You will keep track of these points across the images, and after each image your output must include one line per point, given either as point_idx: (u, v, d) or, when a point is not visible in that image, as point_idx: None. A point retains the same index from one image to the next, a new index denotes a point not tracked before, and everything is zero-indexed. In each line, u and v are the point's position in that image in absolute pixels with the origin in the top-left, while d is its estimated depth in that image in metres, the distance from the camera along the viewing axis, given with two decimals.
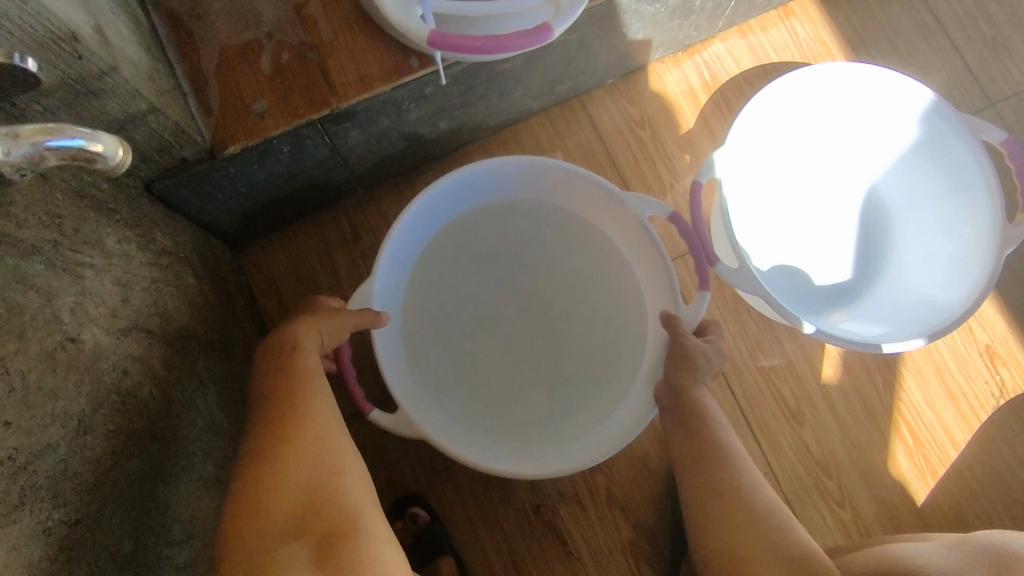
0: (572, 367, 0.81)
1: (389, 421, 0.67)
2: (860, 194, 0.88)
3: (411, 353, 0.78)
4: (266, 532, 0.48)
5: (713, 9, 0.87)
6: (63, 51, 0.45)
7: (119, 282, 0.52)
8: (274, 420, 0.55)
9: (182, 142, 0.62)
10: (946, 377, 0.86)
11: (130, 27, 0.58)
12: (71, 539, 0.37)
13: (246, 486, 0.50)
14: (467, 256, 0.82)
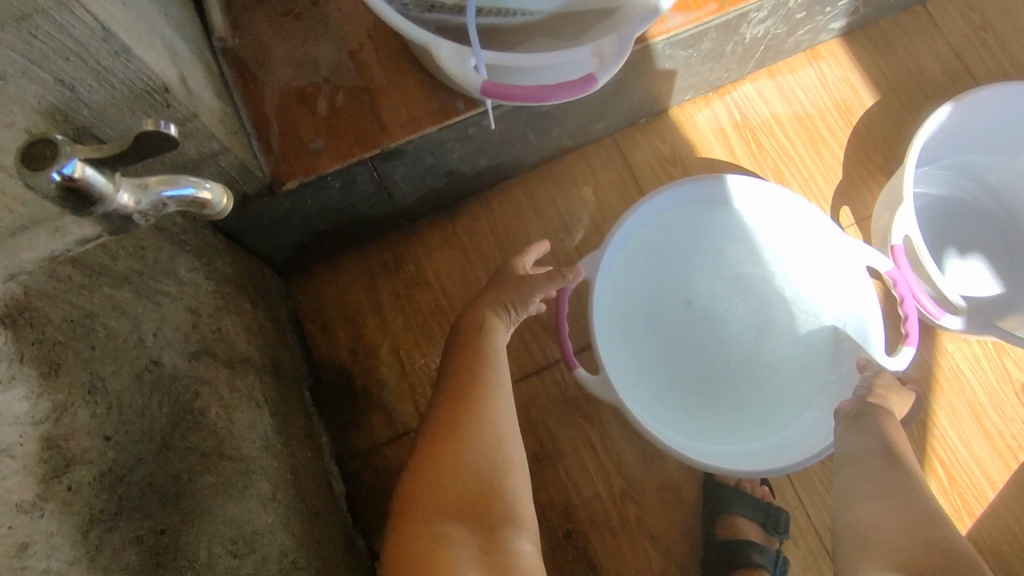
0: (752, 375, 0.85)
1: (596, 378, 0.74)
2: (983, 211, 0.93)
3: (623, 386, 0.83)
4: (439, 506, 0.53)
5: (743, 52, 0.90)
6: (153, 100, 0.50)
7: (190, 309, 0.56)
8: (460, 400, 0.61)
9: (245, 178, 0.67)
10: (981, 415, 0.86)
11: (205, 75, 0.63)
12: (159, 547, 0.40)
13: (428, 462, 0.56)
14: (641, 282, 0.87)
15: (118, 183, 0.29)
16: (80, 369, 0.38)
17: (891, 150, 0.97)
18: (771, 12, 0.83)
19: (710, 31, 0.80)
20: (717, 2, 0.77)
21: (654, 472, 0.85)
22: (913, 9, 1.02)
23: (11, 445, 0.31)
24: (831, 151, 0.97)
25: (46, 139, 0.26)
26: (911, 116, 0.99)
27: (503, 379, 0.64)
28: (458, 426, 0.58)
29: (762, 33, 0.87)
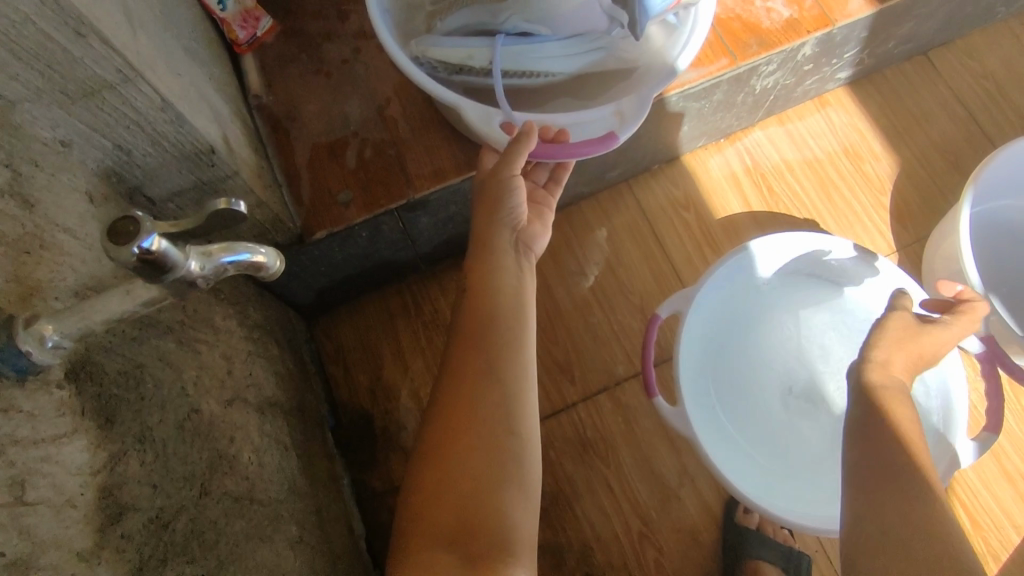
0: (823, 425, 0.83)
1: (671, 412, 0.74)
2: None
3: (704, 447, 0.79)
4: (436, 476, 0.51)
5: (753, 102, 0.93)
6: (200, 161, 0.54)
7: (226, 356, 0.59)
8: (461, 359, 0.56)
9: (278, 229, 0.70)
10: (1002, 458, 0.86)
11: (243, 133, 0.67)
12: None
13: (432, 426, 0.54)
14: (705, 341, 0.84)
15: (187, 253, 0.31)
16: (132, 420, 0.40)
17: (901, 194, 0.99)
18: (779, 65, 0.86)
19: (721, 84, 0.83)
20: (728, 57, 0.81)
21: (673, 516, 0.85)
22: (917, 58, 1.05)
23: (74, 495, 0.33)
24: (842, 195, 1.00)
25: (129, 219, 0.28)
26: (920, 160, 1.01)
27: (504, 329, 0.58)
28: (463, 380, 0.55)
29: (772, 84, 0.90)
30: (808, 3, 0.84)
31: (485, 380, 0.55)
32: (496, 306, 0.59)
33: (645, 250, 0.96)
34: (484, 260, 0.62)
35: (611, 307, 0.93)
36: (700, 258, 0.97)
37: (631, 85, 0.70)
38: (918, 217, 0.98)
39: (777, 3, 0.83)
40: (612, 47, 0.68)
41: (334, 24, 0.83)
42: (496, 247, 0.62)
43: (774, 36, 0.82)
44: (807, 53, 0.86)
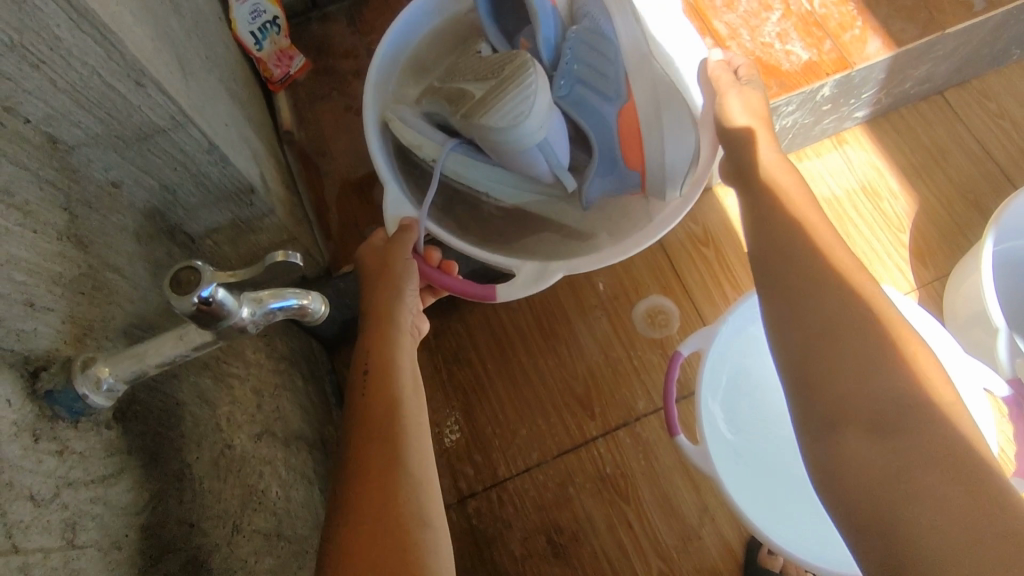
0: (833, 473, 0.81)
1: (693, 450, 0.74)
2: None
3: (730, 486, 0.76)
4: None
5: (773, 140, 0.95)
6: (241, 200, 0.55)
7: (256, 389, 0.59)
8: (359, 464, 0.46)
9: (307, 262, 0.71)
10: None
11: (277, 170, 0.69)
12: None
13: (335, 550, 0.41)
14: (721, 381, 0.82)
15: (239, 301, 0.32)
16: (173, 458, 0.41)
17: (921, 232, 0.99)
18: (799, 106, 0.87)
19: None
20: None
21: (693, 554, 0.84)
22: (933, 98, 1.07)
23: (118, 537, 0.34)
24: (861, 233, 1.00)
25: (190, 267, 0.30)
26: (938, 198, 1.01)
27: (409, 400, 0.50)
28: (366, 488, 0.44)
29: (791, 123, 0.92)
30: (827, 46, 0.85)
31: (399, 445, 0.47)
32: (394, 379, 0.51)
33: (664, 284, 0.97)
34: (389, 330, 0.54)
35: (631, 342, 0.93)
36: (720, 293, 0.97)
37: (552, 258, 0.73)
38: (938, 255, 0.98)
39: (796, 47, 0.85)
40: (551, 195, 0.75)
41: (364, 63, 0.85)
42: (396, 321, 0.55)
43: (794, 78, 0.84)
44: (826, 94, 0.88)
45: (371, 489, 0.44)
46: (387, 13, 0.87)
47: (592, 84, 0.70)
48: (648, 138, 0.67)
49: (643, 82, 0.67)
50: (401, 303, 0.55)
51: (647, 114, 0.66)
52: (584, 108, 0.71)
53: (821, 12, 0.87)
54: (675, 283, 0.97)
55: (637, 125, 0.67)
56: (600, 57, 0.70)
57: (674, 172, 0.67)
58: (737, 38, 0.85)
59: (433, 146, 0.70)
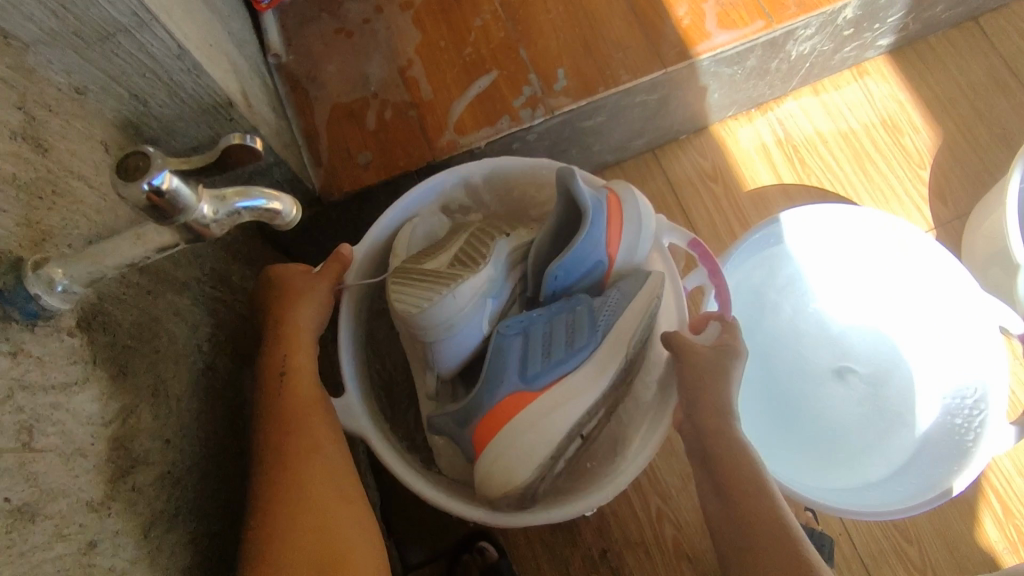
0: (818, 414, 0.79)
1: None
2: None
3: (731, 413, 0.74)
4: None
5: (790, 69, 0.89)
6: (219, 115, 0.53)
7: (240, 316, 0.58)
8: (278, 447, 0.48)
9: (296, 190, 0.68)
10: None
11: (263, 92, 0.66)
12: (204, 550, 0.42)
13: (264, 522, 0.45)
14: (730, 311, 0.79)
15: (198, 200, 0.29)
16: (146, 373, 0.39)
17: (943, 169, 0.95)
18: (818, 30, 0.81)
19: (756, 49, 0.79)
20: (765, 19, 0.76)
21: (691, 492, 0.83)
22: (965, 25, 1.00)
23: (83, 445, 0.33)
24: (879, 169, 0.95)
25: (139, 154, 0.27)
26: (964, 134, 0.96)
27: (303, 397, 0.52)
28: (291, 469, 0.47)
29: (808, 50, 0.86)
30: None
31: (292, 442, 0.49)
32: (290, 378, 0.52)
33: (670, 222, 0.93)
34: (288, 337, 0.54)
35: None
36: (726, 231, 0.94)
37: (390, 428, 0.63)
38: (960, 193, 0.94)
39: None
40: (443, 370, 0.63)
41: None
42: (295, 324, 0.55)
43: None
44: (848, 16, 0.82)
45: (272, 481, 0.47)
46: None
47: (531, 354, 0.60)
48: (495, 446, 0.57)
49: (557, 405, 0.58)
50: (298, 307, 0.55)
51: (528, 415, 0.58)
52: (497, 359, 0.59)
53: None
54: (681, 222, 0.94)
55: (499, 429, 0.58)
56: (569, 330, 0.61)
57: (497, 486, 0.57)
58: None
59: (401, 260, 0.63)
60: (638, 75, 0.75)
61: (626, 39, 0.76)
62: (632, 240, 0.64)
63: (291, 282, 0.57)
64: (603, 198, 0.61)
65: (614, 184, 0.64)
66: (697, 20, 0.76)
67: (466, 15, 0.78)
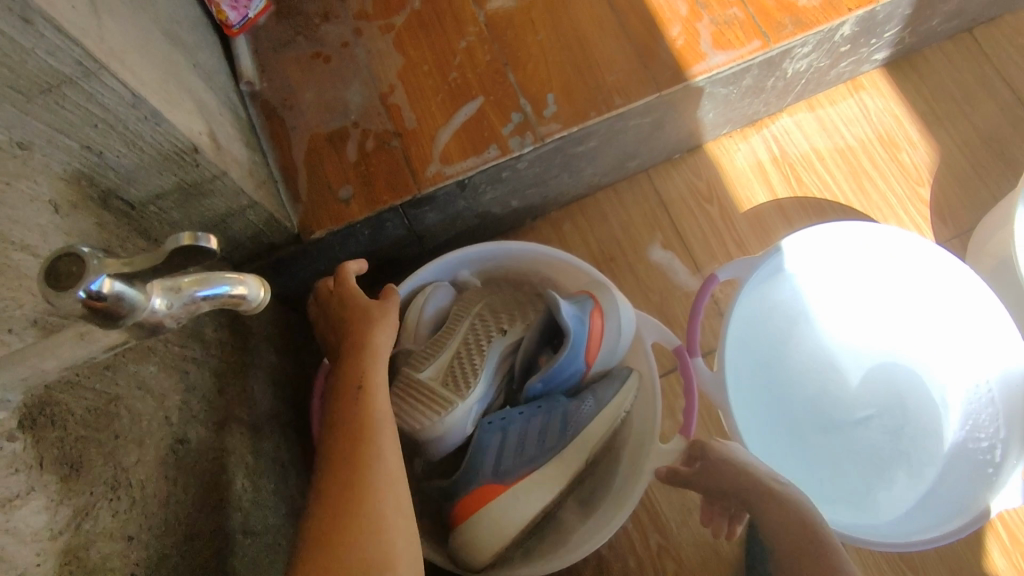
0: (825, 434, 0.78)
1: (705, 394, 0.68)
2: None
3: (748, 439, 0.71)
4: None
5: (785, 86, 0.87)
6: (184, 161, 0.49)
7: (216, 372, 0.53)
8: (348, 456, 0.47)
9: (272, 229, 0.65)
10: None
11: (235, 125, 0.62)
12: None
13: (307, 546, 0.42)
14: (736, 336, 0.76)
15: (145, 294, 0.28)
16: (103, 464, 0.36)
17: (941, 186, 0.93)
18: (815, 47, 0.79)
19: (753, 68, 0.77)
20: (761, 39, 0.74)
21: (691, 527, 0.80)
22: (960, 37, 0.98)
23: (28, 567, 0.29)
24: (877, 186, 0.93)
25: (72, 259, 0.26)
26: (961, 149, 0.94)
27: (381, 417, 0.50)
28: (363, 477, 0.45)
29: (805, 67, 0.84)
30: None
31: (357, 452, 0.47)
32: (365, 398, 0.51)
33: (666, 244, 0.90)
34: (364, 357, 0.54)
35: None
36: (723, 253, 0.91)
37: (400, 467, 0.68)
38: (958, 210, 0.92)
39: None
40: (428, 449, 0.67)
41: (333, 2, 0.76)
42: (376, 348, 0.55)
43: (813, 15, 0.75)
44: (845, 34, 0.79)
45: (335, 488, 0.45)
46: None
47: (508, 451, 0.64)
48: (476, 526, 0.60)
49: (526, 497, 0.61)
50: (376, 334, 0.56)
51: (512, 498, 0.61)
52: (475, 457, 0.63)
53: None
54: (677, 244, 0.91)
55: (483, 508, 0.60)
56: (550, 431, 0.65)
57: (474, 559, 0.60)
58: None
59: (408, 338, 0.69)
60: (631, 98, 0.72)
61: (617, 61, 0.73)
62: (612, 343, 0.68)
63: (366, 309, 0.59)
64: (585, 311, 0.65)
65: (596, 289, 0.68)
66: (691, 40, 0.73)
67: (449, 37, 0.74)
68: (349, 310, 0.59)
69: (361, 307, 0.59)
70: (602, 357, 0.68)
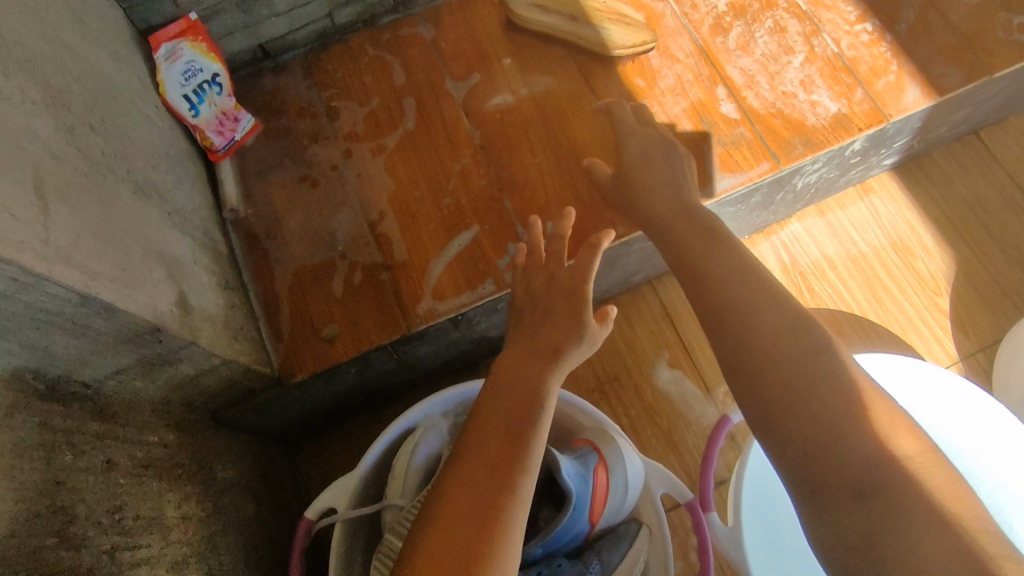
0: None
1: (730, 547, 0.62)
2: None
3: None
4: None
5: (793, 198, 0.83)
6: (143, 340, 0.44)
7: (175, 567, 0.47)
8: (471, 453, 0.46)
9: (250, 376, 0.60)
10: None
11: (211, 268, 0.58)
12: None
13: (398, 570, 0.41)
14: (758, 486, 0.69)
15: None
16: None
17: (960, 295, 0.88)
18: (825, 163, 0.76)
19: (761, 188, 0.73)
20: (770, 161, 0.70)
21: None
22: (968, 138, 0.96)
23: None
24: (893, 297, 0.89)
25: None
26: (978, 256, 0.90)
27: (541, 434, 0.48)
28: (468, 481, 0.44)
29: (814, 180, 0.80)
30: (858, 95, 0.73)
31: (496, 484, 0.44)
32: (524, 446, 0.46)
33: (674, 361, 0.85)
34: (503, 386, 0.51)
35: (634, 433, 0.83)
36: None
37: None
38: (981, 320, 0.87)
39: (822, 96, 0.73)
40: None
41: (322, 122, 0.73)
42: (560, 335, 0.54)
43: (822, 135, 0.72)
44: (855, 149, 0.76)
45: (450, 493, 0.43)
46: (347, 62, 0.76)
47: None
48: None
49: None
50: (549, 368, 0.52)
51: None
52: None
53: (849, 55, 0.75)
54: (685, 360, 0.86)
55: None
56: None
57: None
58: (754, 87, 0.73)
59: (397, 490, 0.63)
60: (635, 225, 0.68)
61: None
62: (617, 499, 0.63)
63: (545, 345, 0.53)
64: (588, 469, 0.60)
65: (599, 438, 0.63)
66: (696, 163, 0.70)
67: (444, 160, 0.71)
68: (536, 344, 0.53)
69: (547, 343, 0.53)
70: (607, 516, 0.62)
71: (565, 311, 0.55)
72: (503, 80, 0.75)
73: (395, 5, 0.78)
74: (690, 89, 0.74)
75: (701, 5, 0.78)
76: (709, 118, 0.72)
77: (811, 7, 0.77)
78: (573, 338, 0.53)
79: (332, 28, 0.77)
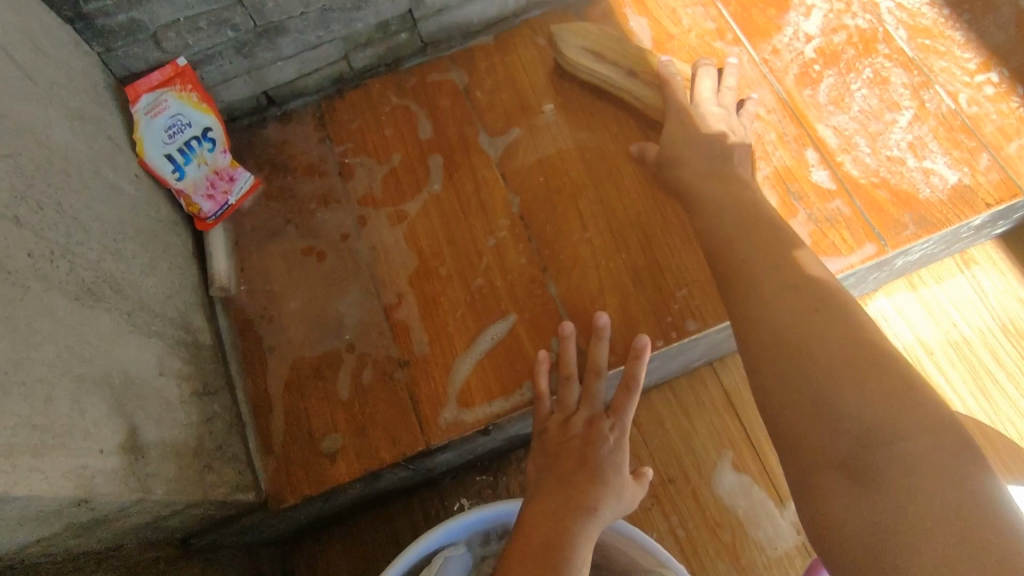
0: None
1: None
2: None
3: None
4: None
5: (890, 277, 0.69)
6: (66, 513, 0.32)
7: None
8: None
9: (229, 508, 0.48)
10: None
11: (186, 374, 0.47)
12: None
13: None
14: None
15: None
16: None
17: None
18: (937, 241, 0.62)
19: (859, 272, 0.60)
20: (876, 243, 0.57)
21: None
22: None
23: None
24: (1005, 393, 0.74)
25: None
26: None
27: None
28: None
29: (918, 258, 0.67)
30: (984, 163, 0.60)
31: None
32: None
33: (739, 463, 0.72)
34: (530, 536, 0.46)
35: (693, 551, 0.69)
36: None
37: None
38: None
39: (937, 163, 0.60)
40: None
41: (334, 182, 0.62)
42: (594, 477, 0.48)
43: (940, 211, 0.58)
44: (974, 226, 0.62)
45: None
46: (366, 111, 0.66)
47: None
48: None
49: None
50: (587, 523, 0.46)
51: None
52: None
53: (970, 114, 0.62)
54: (753, 460, 0.72)
55: None
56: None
57: None
58: (852, 151, 0.61)
59: None
60: (708, 319, 0.55)
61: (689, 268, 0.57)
62: None
63: (579, 491, 0.47)
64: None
65: None
66: None
67: (475, 232, 0.59)
68: (569, 501, 0.47)
69: (582, 496, 0.47)
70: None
71: (601, 449, 0.50)
72: (547, 137, 0.63)
73: (424, 46, 0.68)
74: (773, 151, 0.62)
75: (784, 51, 0.66)
76: (797, 188, 0.60)
77: (919, 53, 0.65)
78: (610, 495, 0.48)
79: (350, 73, 0.66)
